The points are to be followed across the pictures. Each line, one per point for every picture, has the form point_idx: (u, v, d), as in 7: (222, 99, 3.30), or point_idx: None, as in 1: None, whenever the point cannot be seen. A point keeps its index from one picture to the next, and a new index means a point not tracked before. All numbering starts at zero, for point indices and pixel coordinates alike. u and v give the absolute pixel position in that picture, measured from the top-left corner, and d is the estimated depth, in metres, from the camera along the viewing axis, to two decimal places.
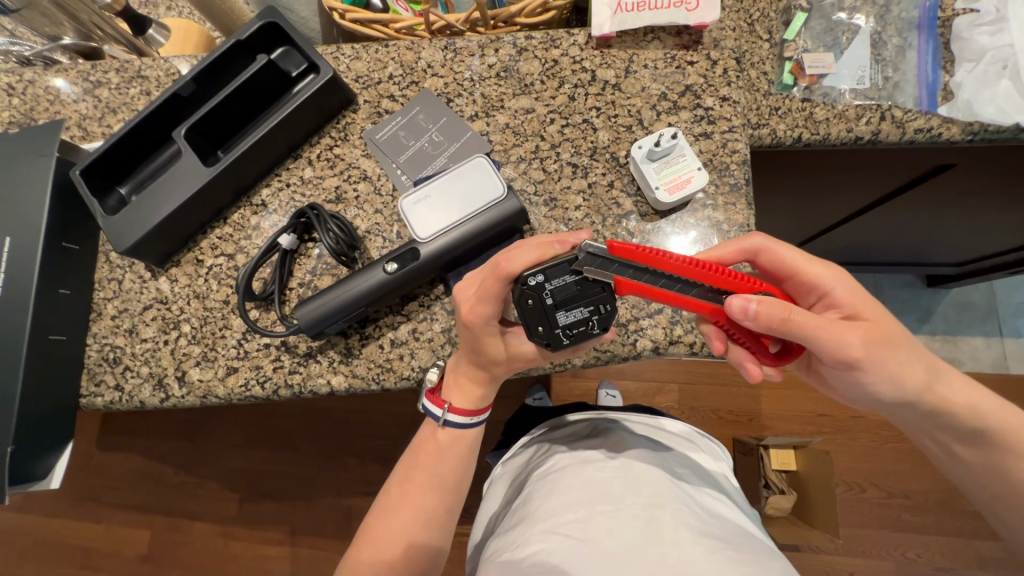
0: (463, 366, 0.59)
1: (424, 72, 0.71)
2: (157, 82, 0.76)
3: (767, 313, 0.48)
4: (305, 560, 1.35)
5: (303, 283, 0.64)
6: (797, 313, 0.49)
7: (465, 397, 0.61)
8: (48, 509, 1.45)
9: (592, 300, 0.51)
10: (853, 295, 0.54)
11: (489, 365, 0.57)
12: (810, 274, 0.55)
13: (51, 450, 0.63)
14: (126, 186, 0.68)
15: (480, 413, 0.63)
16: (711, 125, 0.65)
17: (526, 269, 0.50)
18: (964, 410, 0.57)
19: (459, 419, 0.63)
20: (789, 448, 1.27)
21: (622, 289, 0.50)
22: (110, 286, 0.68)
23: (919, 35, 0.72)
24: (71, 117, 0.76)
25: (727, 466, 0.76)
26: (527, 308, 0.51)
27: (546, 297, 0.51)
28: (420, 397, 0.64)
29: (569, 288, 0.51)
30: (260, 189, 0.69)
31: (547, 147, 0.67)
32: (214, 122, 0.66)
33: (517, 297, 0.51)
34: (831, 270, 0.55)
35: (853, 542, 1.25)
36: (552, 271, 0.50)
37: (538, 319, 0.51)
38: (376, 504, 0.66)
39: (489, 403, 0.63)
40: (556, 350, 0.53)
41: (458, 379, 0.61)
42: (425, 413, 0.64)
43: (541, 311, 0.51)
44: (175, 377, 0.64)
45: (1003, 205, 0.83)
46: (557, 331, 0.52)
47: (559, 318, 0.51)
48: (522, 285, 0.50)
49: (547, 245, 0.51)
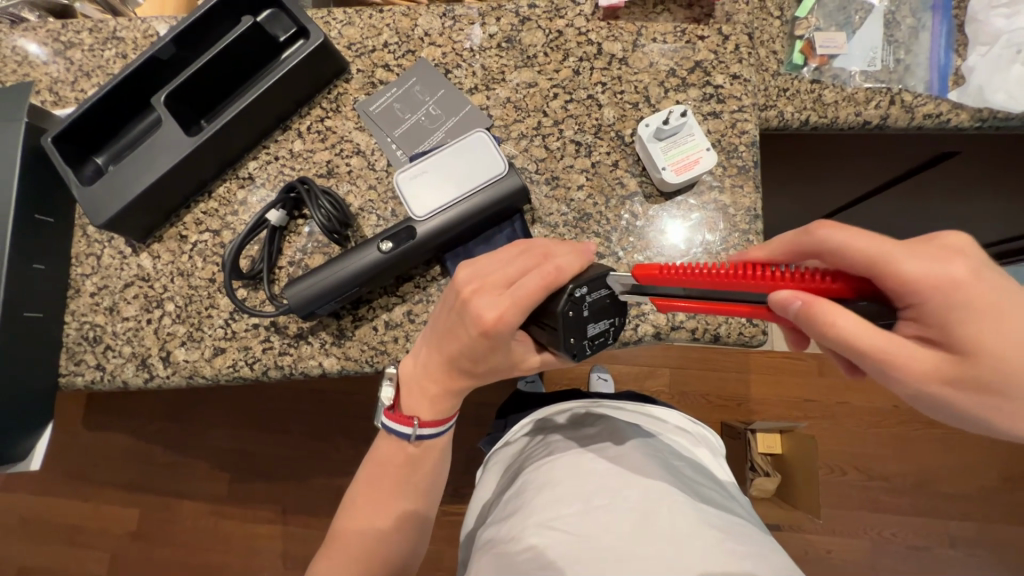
0: (439, 373, 0.56)
1: (421, 40, 0.67)
2: (134, 44, 0.71)
3: (814, 311, 0.41)
4: (296, 539, 1.35)
5: (293, 262, 0.62)
6: (823, 302, 0.41)
7: (436, 410, 0.59)
8: (33, 487, 1.43)
9: (614, 314, 0.51)
10: (941, 300, 0.41)
11: (474, 372, 0.55)
12: (904, 270, 0.41)
13: (29, 432, 0.61)
14: (102, 156, 0.64)
15: (445, 421, 0.61)
16: (720, 104, 0.63)
17: (570, 279, 0.48)
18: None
19: (430, 433, 0.61)
20: (776, 432, 1.29)
21: (663, 308, 0.47)
22: (89, 262, 0.65)
23: (933, 16, 0.70)
24: (41, 80, 0.71)
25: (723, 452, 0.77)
26: (568, 320, 0.48)
27: (584, 308, 0.49)
28: (380, 415, 0.62)
29: (604, 301, 0.49)
30: (246, 162, 0.66)
31: (550, 124, 0.64)
32: (197, 89, 0.62)
33: (555, 308, 0.48)
34: (920, 257, 0.42)
35: (835, 522, 1.29)
36: (594, 283, 0.49)
37: (572, 330, 0.49)
38: (357, 484, 0.64)
39: (457, 409, 0.61)
40: (577, 360, 0.52)
41: (421, 392, 0.58)
42: (389, 432, 0.62)
43: (576, 323, 0.49)
44: (159, 357, 0.61)
45: (1001, 196, 0.83)
46: (584, 342, 0.50)
47: (589, 329, 0.50)
48: (568, 296, 0.48)
49: (580, 253, 0.50)
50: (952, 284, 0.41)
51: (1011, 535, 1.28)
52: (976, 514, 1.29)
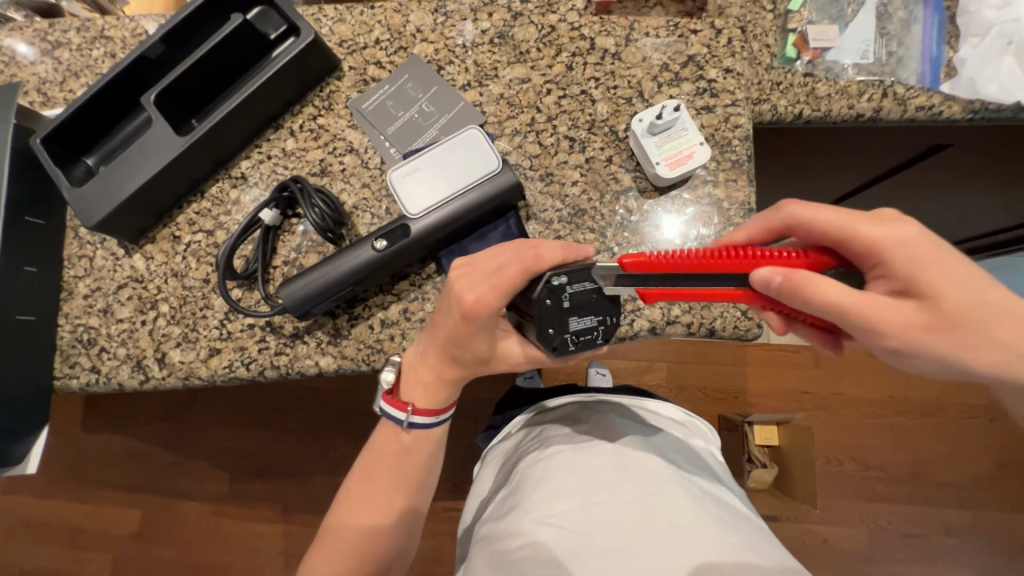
0: (435, 361, 0.57)
1: (413, 37, 0.67)
2: (123, 44, 0.71)
3: (796, 284, 0.43)
4: (297, 538, 1.36)
5: (287, 261, 0.62)
6: (802, 273, 0.44)
7: (431, 399, 0.60)
8: (31, 490, 1.43)
9: (604, 311, 0.50)
10: (904, 258, 0.46)
11: (465, 363, 0.56)
12: (867, 236, 0.46)
13: (25, 436, 0.60)
14: (93, 157, 0.64)
15: (444, 412, 0.62)
16: (714, 98, 0.63)
17: (552, 268, 0.49)
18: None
19: (424, 421, 0.62)
20: (773, 424, 1.31)
21: (647, 298, 0.48)
22: (81, 264, 0.64)
23: (924, 8, 0.70)
24: (29, 80, 0.71)
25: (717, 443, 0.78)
26: (544, 309, 0.49)
27: (564, 299, 0.49)
28: (376, 399, 0.62)
29: (588, 294, 0.49)
30: (239, 161, 0.65)
31: (543, 120, 0.64)
32: (187, 89, 0.62)
33: (534, 296, 0.49)
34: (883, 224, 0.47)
35: (831, 512, 1.30)
36: (575, 274, 0.49)
37: (550, 321, 0.49)
38: (355, 470, 0.65)
39: (454, 401, 0.62)
40: (560, 357, 0.51)
41: (421, 381, 0.59)
42: (384, 416, 0.63)
43: (555, 312, 0.49)
44: (154, 359, 0.61)
45: (993, 188, 0.84)
46: (566, 336, 0.50)
47: (571, 322, 0.49)
48: (545, 284, 0.48)
49: (568, 249, 0.51)
50: (912, 243, 0.46)
51: (1005, 522, 1.30)
52: (971, 501, 1.30)
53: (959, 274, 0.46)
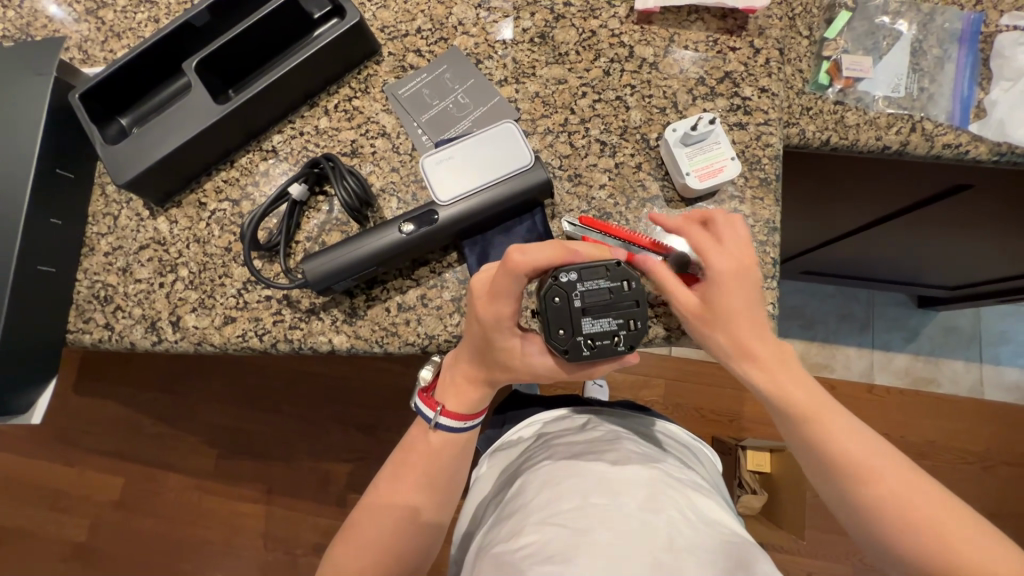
0: (465, 364, 0.59)
1: (455, 28, 0.68)
2: (168, 10, 0.72)
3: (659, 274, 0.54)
4: (279, 521, 1.35)
5: (311, 238, 0.62)
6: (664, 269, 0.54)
7: (462, 401, 0.60)
8: (21, 447, 1.42)
9: (623, 314, 0.51)
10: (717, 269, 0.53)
11: (484, 368, 0.57)
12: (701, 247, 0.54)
13: (30, 390, 0.60)
14: (126, 118, 0.64)
15: (474, 418, 0.62)
16: (747, 115, 0.64)
17: (563, 265, 0.51)
18: (762, 366, 0.54)
19: (452, 423, 0.62)
20: (767, 450, 1.27)
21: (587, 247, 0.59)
22: (105, 221, 0.65)
23: (959, 47, 0.71)
24: (71, 37, 0.71)
25: (718, 480, 0.76)
26: (553, 307, 0.51)
27: (575, 298, 0.51)
28: (414, 395, 0.64)
29: (600, 293, 0.51)
30: (271, 135, 0.66)
31: (576, 121, 0.64)
32: (228, 58, 0.62)
33: (544, 292, 0.51)
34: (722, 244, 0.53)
35: (817, 545, 1.30)
36: (585, 272, 0.51)
37: (561, 322, 0.51)
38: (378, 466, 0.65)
39: (484, 407, 0.62)
40: (573, 360, 0.52)
41: (456, 381, 0.60)
42: (416, 413, 0.63)
43: (566, 312, 0.51)
44: (168, 322, 0.61)
45: (1010, 235, 0.84)
46: (579, 339, 0.51)
47: (586, 325, 0.51)
48: (553, 280, 0.50)
49: (562, 248, 0.50)
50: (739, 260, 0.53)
51: None
52: None
53: (746, 291, 0.53)
